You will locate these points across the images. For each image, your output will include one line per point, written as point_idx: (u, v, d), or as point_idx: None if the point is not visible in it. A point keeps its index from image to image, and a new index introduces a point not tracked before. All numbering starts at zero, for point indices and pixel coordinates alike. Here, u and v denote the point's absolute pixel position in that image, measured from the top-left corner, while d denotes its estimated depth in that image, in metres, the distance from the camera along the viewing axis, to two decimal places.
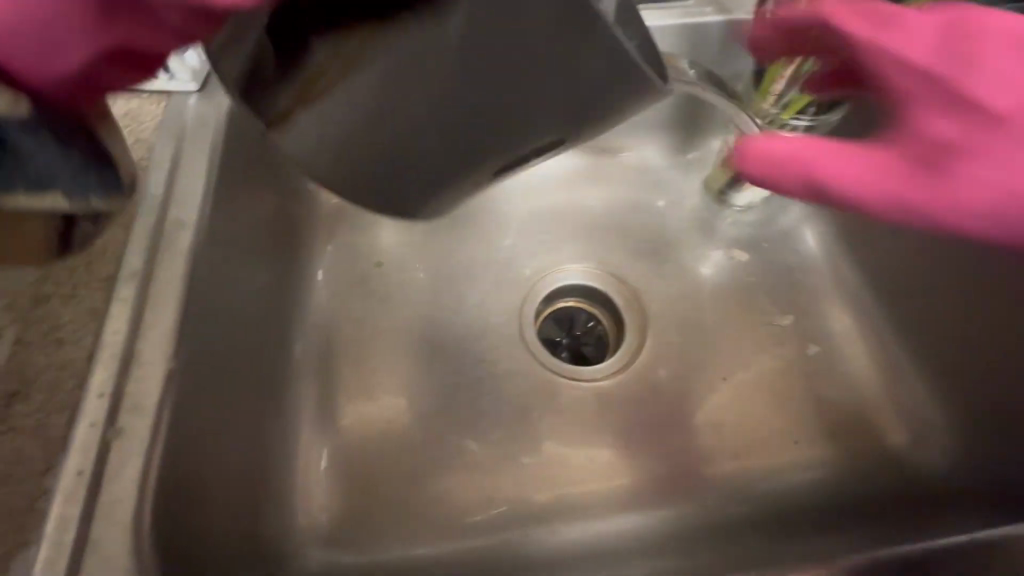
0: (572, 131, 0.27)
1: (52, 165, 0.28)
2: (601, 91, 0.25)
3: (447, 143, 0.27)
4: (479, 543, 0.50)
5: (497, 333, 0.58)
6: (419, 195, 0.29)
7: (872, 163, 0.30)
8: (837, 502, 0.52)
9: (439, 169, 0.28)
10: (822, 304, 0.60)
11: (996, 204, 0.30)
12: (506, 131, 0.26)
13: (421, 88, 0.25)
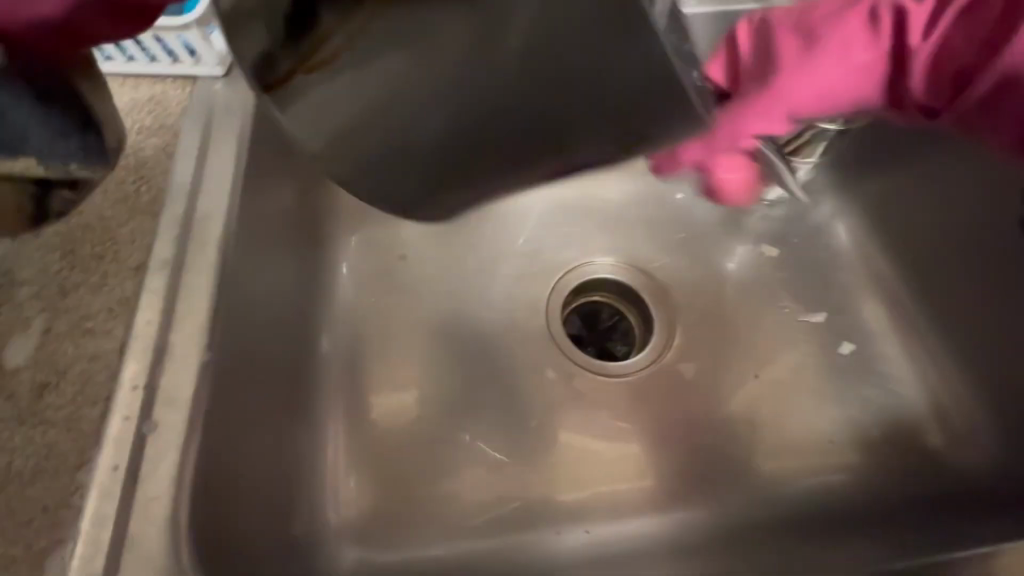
0: (611, 147, 0.22)
1: (28, 126, 0.26)
2: (649, 102, 0.20)
3: (461, 137, 0.23)
4: (511, 541, 0.49)
5: (523, 327, 0.57)
6: (428, 198, 0.26)
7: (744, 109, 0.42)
8: (879, 503, 0.50)
9: (451, 170, 0.24)
10: (856, 301, 0.58)
11: (831, 93, 0.43)
12: (531, 133, 0.22)
13: (445, 70, 0.22)
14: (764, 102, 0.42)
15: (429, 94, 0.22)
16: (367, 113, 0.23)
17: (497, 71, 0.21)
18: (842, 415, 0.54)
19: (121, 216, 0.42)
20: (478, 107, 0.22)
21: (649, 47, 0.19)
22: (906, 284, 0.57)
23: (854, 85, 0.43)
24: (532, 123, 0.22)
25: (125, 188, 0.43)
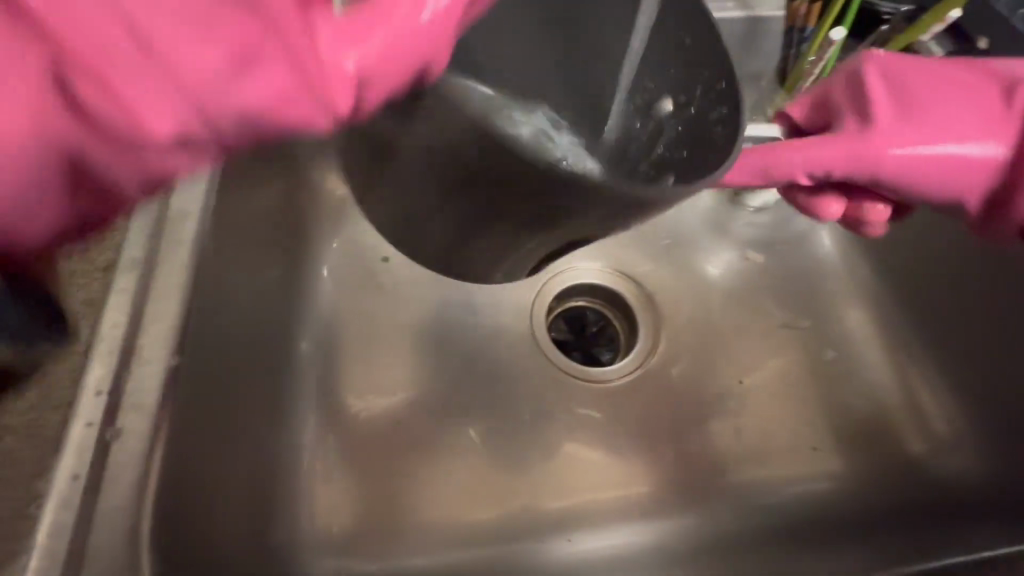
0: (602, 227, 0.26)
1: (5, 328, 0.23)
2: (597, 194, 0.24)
3: (468, 229, 0.28)
4: (491, 550, 0.48)
5: (508, 333, 0.56)
6: (487, 266, 0.30)
7: (842, 144, 0.40)
8: (861, 510, 0.50)
9: (482, 252, 0.29)
10: (840, 307, 0.58)
11: (927, 175, 0.40)
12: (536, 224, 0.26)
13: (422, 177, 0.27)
14: (858, 145, 0.40)
15: (432, 188, 0.27)
16: (409, 204, 0.29)
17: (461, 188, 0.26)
18: (828, 422, 0.53)
19: None
20: (463, 208, 0.27)
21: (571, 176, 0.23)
22: (888, 289, 0.57)
23: (957, 172, 0.40)
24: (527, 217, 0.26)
25: None
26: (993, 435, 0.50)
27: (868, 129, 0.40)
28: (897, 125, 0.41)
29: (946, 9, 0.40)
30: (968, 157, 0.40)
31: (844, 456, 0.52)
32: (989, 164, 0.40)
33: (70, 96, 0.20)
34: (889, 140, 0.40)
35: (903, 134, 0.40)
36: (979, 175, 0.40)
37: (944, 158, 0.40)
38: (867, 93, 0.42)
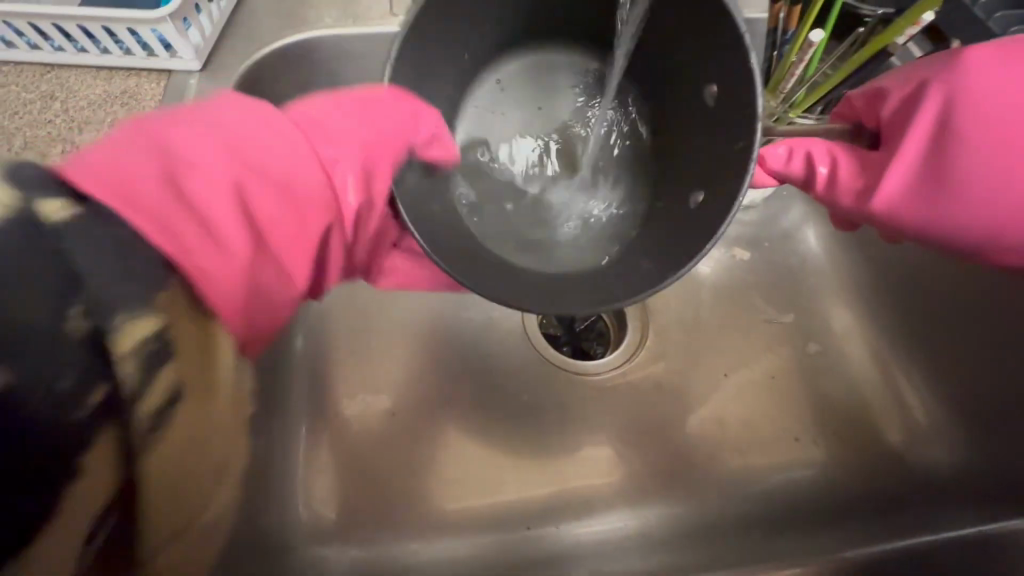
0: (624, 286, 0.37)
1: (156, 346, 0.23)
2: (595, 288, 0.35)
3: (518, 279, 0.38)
4: (477, 540, 0.49)
5: (499, 326, 0.57)
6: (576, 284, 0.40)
7: (846, 166, 0.43)
8: (839, 499, 0.51)
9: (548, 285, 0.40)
10: (823, 303, 0.59)
11: (926, 211, 0.41)
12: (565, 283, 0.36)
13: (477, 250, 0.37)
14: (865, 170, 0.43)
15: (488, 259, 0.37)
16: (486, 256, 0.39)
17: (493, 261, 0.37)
18: (810, 414, 0.55)
19: None
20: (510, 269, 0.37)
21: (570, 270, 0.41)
22: (871, 285, 0.58)
23: (966, 216, 0.40)
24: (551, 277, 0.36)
25: None
26: (973, 428, 0.50)
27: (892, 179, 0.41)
28: (922, 180, 0.41)
29: (919, 11, 0.41)
30: (983, 203, 0.40)
31: (826, 448, 0.53)
32: (1004, 218, 0.39)
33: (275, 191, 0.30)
34: (906, 194, 0.41)
35: (927, 190, 0.41)
36: (992, 224, 0.40)
37: (957, 197, 0.40)
38: (906, 140, 0.41)
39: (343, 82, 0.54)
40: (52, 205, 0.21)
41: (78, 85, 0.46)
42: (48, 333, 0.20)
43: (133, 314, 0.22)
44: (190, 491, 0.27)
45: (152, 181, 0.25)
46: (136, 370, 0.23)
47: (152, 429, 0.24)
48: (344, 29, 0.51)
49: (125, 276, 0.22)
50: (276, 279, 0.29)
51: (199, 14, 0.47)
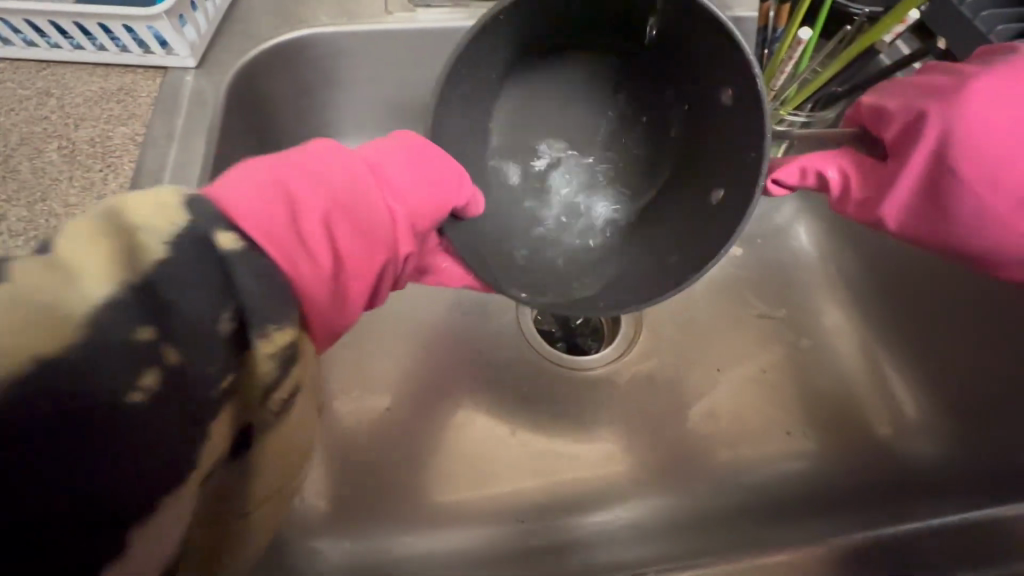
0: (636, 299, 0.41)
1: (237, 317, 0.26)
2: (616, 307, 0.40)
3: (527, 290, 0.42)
4: (471, 533, 0.49)
5: (494, 321, 0.58)
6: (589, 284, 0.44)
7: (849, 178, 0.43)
8: (829, 491, 0.51)
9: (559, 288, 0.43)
10: (814, 298, 0.60)
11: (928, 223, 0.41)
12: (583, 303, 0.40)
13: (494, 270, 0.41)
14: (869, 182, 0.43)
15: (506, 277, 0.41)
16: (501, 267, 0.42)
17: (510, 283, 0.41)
18: (801, 407, 0.55)
19: (88, 202, 0.41)
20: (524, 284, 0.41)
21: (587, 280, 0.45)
22: (859, 280, 0.59)
23: (969, 228, 0.40)
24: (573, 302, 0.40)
25: (90, 175, 0.42)
26: (959, 419, 0.51)
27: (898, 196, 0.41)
28: (926, 198, 0.41)
29: (904, 9, 0.41)
30: (988, 214, 0.39)
31: (816, 441, 0.54)
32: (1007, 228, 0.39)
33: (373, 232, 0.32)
34: (910, 210, 0.41)
35: (927, 206, 0.41)
36: (994, 234, 0.40)
37: (960, 209, 0.40)
38: (909, 158, 0.41)
39: (339, 80, 0.54)
40: (227, 237, 0.26)
41: (74, 82, 0.46)
42: (214, 325, 0.25)
43: (276, 324, 0.27)
44: (283, 465, 0.33)
45: (278, 213, 0.28)
46: (271, 369, 0.28)
47: (274, 413, 0.30)
48: (339, 26, 0.51)
49: (268, 295, 0.27)
50: (354, 302, 0.32)
51: (194, 12, 0.47)
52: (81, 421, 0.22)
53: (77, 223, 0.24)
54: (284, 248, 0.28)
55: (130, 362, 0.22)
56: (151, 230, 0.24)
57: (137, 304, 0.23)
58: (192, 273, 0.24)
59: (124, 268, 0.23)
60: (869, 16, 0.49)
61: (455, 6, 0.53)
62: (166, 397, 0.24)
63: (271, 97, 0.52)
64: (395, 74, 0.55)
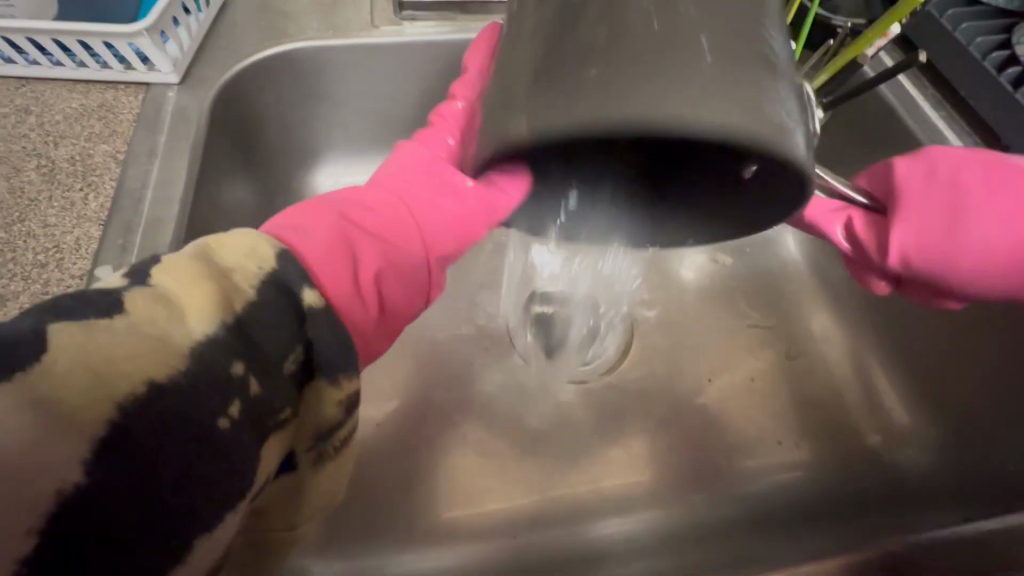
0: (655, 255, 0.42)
1: (267, 337, 0.27)
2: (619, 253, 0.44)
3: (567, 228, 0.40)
4: (463, 552, 0.49)
5: (484, 334, 0.58)
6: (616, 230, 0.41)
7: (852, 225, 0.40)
8: (823, 501, 0.51)
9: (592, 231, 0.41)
10: (804, 307, 0.60)
11: (925, 266, 0.38)
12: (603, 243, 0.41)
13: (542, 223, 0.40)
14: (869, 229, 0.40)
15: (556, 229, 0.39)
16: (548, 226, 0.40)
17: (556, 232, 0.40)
18: (793, 416, 0.55)
19: (68, 222, 0.40)
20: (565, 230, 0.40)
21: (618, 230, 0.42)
22: (847, 289, 0.59)
23: (957, 269, 0.37)
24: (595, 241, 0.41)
25: (71, 195, 0.41)
26: (950, 427, 0.51)
27: (902, 228, 0.38)
28: (939, 232, 0.38)
29: (889, 21, 0.42)
30: (970, 251, 0.37)
31: (808, 450, 0.54)
32: (989, 262, 0.37)
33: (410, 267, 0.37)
34: (924, 243, 0.38)
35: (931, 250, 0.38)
36: (980, 269, 0.37)
37: (954, 249, 0.37)
38: (914, 194, 0.38)
39: (326, 93, 0.54)
40: (312, 292, 0.29)
41: (54, 99, 0.45)
42: (284, 359, 0.28)
43: (347, 369, 0.30)
44: (327, 496, 0.34)
45: (341, 260, 0.33)
46: (336, 411, 0.31)
47: (331, 449, 0.32)
48: (325, 40, 0.51)
49: (336, 339, 0.29)
50: (394, 331, 0.37)
51: (177, 27, 0.46)
52: (177, 437, 0.24)
53: (177, 262, 0.27)
54: (347, 289, 0.32)
55: (220, 387, 0.25)
56: (243, 273, 0.27)
57: (229, 341, 0.26)
58: (274, 315, 0.27)
59: (222, 310, 0.26)
60: (851, 30, 0.50)
61: (442, 20, 0.53)
62: (246, 421, 0.26)
63: (257, 112, 0.52)
64: (383, 88, 0.55)
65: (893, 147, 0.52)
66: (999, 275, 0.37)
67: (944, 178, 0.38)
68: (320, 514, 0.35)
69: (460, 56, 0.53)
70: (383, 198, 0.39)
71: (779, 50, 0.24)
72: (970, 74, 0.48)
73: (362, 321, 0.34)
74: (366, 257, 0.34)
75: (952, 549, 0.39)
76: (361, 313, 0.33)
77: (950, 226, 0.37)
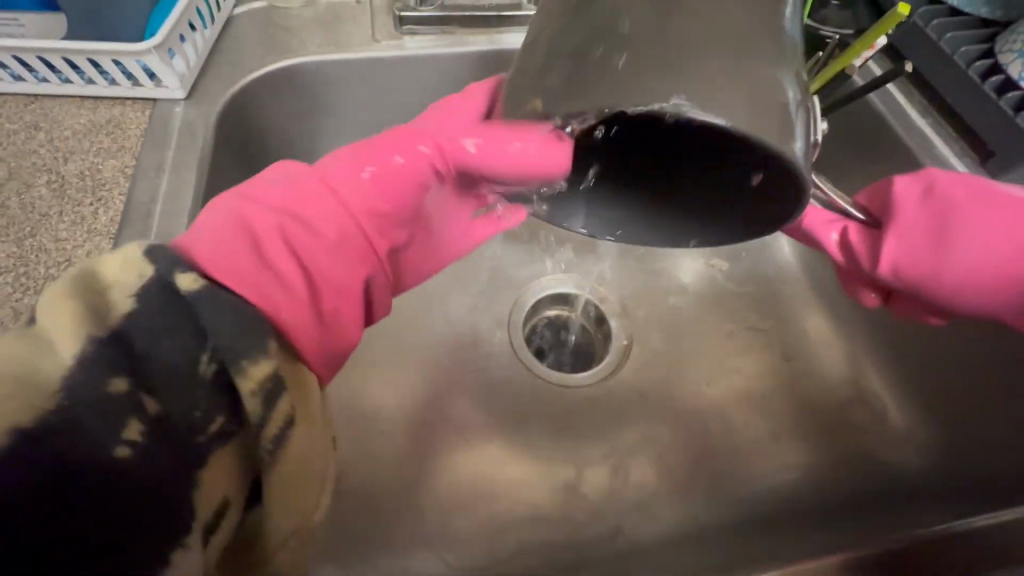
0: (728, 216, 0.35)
1: (171, 344, 0.26)
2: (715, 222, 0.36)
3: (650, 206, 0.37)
4: (469, 556, 0.49)
5: (485, 339, 0.59)
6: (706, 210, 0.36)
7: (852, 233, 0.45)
8: (821, 500, 0.52)
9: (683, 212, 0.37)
10: (799, 310, 0.62)
11: (910, 281, 0.43)
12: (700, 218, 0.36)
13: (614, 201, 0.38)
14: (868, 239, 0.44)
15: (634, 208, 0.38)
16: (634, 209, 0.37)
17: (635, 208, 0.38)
18: (790, 418, 0.56)
19: (79, 236, 0.41)
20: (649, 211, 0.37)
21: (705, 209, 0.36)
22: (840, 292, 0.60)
23: (942, 287, 0.42)
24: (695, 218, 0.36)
25: (81, 210, 0.42)
26: (942, 426, 0.52)
27: (891, 242, 0.43)
28: (926, 249, 0.42)
29: (877, 33, 0.43)
30: (956, 271, 0.42)
31: (805, 450, 0.55)
32: (974, 284, 0.42)
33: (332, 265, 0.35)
34: (910, 257, 0.43)
35: (917, 266, 0.42)
36: (963, 289, 0.42)
37: (940, 267, 0.42)
38: (906, 214, 0.43)
39: (328, 106, 0.55)
40: (189, 276, 0.27)
41: (62, 115, 0.46)
42: (191, 368, 0.26)
43: (252, 355, 0.28)
44: (296, 502, 0.32)
45: (235, 260, 0.31)
46: (257, 405, 0.28)
47: (268, 452, 0.29)
48: (327, 55, 0.52)
49: (237, 328, 0.28)
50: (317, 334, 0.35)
51: (183, 44, 0.47)
52: (89, 471, 0.24)
53: (51, 298, 0.25)
54: (251, 279, 0.31)
55: (110, 417, 0.24)
56: (122, 285, 0.26)
57: (105, 357, 0.24)
58: (162, 320, 0.26)
59: (92, 327, 0.25)
60: (839, 42, 0.51)
61: (442, 34, 0.54)
62: (155, 446, 0.25)
63: (261, 125, 0.53)
64: (384, 99, 0.56)
65: (882, 153, 0.53)
66: (980, 296, 0.42)
67: (937, 200, 0.42)
68: (301, 526, 0.33)
69: (460, 69, 0.54)
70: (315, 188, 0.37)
71: (792, 95, 0.26)
72: (956, 82, 0.49)
73: (286, 312, 0.32)
74: (277, 248, 0.33)
75: (948, 545, 0.40)
76: (279, 301, 0.32)
77: (943, 246, 0.42)
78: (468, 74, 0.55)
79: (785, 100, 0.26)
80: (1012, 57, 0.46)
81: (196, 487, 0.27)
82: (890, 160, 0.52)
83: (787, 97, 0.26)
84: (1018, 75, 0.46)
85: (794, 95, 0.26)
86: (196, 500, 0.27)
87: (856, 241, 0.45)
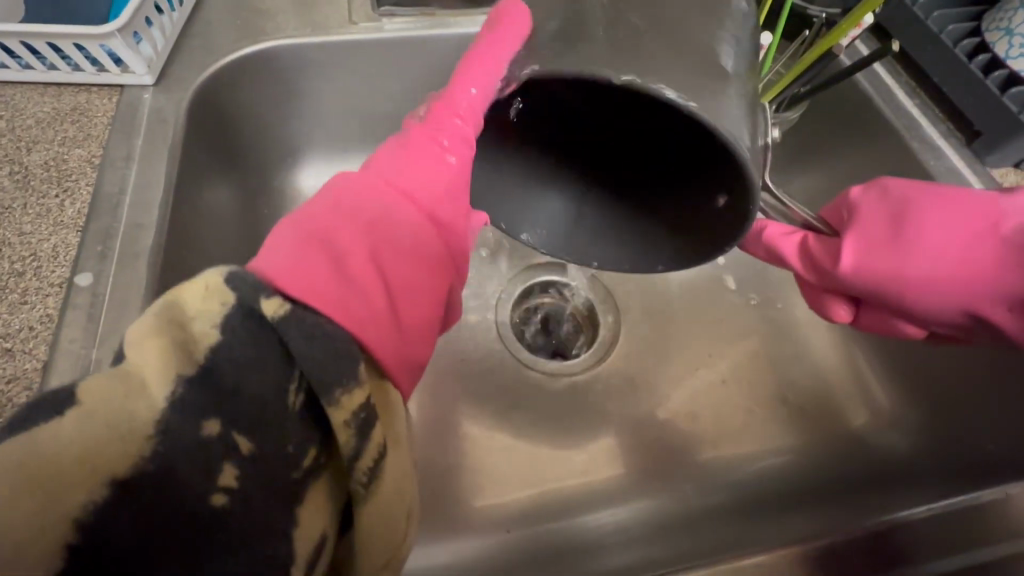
0: (700, 241, 0.34)
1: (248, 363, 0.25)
2: (695, 230, 0.35)
3: (637, 223, 0.38)
4: (459, 546, 0.49)
5: (472, 329, 0.58)
6: (688, 227, 0.35)
7: (815, 243, 0.45)
8: (807, 481, 0.52)
9: (668, 231, 0.37)
10: (787, 292, 0.61)
11: (872, 286, 0.43)
12: (688, 240, 0.35)
13: (592, 210, 0.40)
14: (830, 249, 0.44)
15: (607, 221, 0.39)
16: (613, 226, 0.39)
17: (603, 220, 0.39)
18: (778, 400, 0.57)
19: (44, 230, 0.39)
20: (634, 229, 0.38)
21: (684, 225, 0.36)
22: None
23: (910, 292, 0.42)
24: (684, 238, 0.35)
25: (46, 202, 0.41)
26: (929, 406, 0.52)
27: (849, 244, 0.43)
28: (883, 248, 0.43)
29: (863, 12, 0.41)
30: (920, 276, 0.41)
31: (794, 433, 0.55)
32: (945, 287, 0.41)
33: (402, 266, 0.32)
34: (869, 257, 0.43)
35: (880, 273, 0.42)
36: (932, 293, 0.41)
37: (902, 272, 0.42)
38: (862, 217, 0.44)
39: (306, 91, 0.53)
40: (273, 301, 0.26)
41: (25, 103, 0.44)
42: (283, 401, 0.26)
43: (344, 383, 0.26)
44: (386, 537, 0.29)
45: (315, 256, 0.29)
46: (349, 437, 0.26)
47: (363, 485, 0.27)
48: (302, 37, 0.50)
49: (328, 355, 0.26)
50: (405, 340, 0.31)
51: (150, 27, 0.45)
52: (171, 510, 0.24)
53: (139, 328, 0.25)
54: (335, 294, 0.28)
55: (202, 463, 0.24)
56: (205, 317, 0.25)
57: (194, 398, 0.24)
58: (252, 356, 0.25)
59: (184, 361, 0.24)
60: (826, 21, 0.50)
61: (421, 15, 0.52)
62: (247, 484, 0.25)
63: (235, 112, 0.51)
64: (363, 85, 0.54)
65: (868, 135, 0.52)
66: (953, 299, 0.41)
67: (893, 206, 0.43)
68: (388, 562, 0.30)
69: (441, 50, 0.53)
70: (361, 179, 0.33)
71: (737, 105, 0.25)
72: (942, 61, 0.49)
73: (371, 325, 0.29)
74: (359, 256, 0.30)
75: (934, 524, 0.40)
76: (366, 318, 0.29)
77: (904, 251, 0.42)
78: (451, 56, 0.53)
79: (727, 107, 0.25)
80: (999, 35, 0.45)
81: (290, 522, 0.26)
82: (877, 141, 0.52)
83: (730, 106, 0.25)
84: (1005, 53, 0.45)
85: (739, 104, 0.25)
86: (292, 540, 0.26)
87: (816, 251, 0.45)
